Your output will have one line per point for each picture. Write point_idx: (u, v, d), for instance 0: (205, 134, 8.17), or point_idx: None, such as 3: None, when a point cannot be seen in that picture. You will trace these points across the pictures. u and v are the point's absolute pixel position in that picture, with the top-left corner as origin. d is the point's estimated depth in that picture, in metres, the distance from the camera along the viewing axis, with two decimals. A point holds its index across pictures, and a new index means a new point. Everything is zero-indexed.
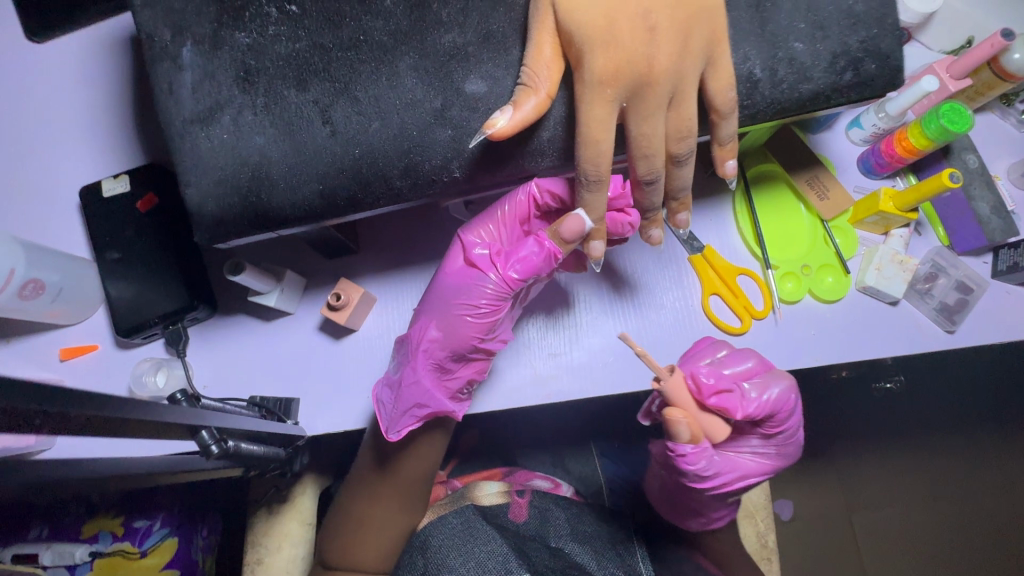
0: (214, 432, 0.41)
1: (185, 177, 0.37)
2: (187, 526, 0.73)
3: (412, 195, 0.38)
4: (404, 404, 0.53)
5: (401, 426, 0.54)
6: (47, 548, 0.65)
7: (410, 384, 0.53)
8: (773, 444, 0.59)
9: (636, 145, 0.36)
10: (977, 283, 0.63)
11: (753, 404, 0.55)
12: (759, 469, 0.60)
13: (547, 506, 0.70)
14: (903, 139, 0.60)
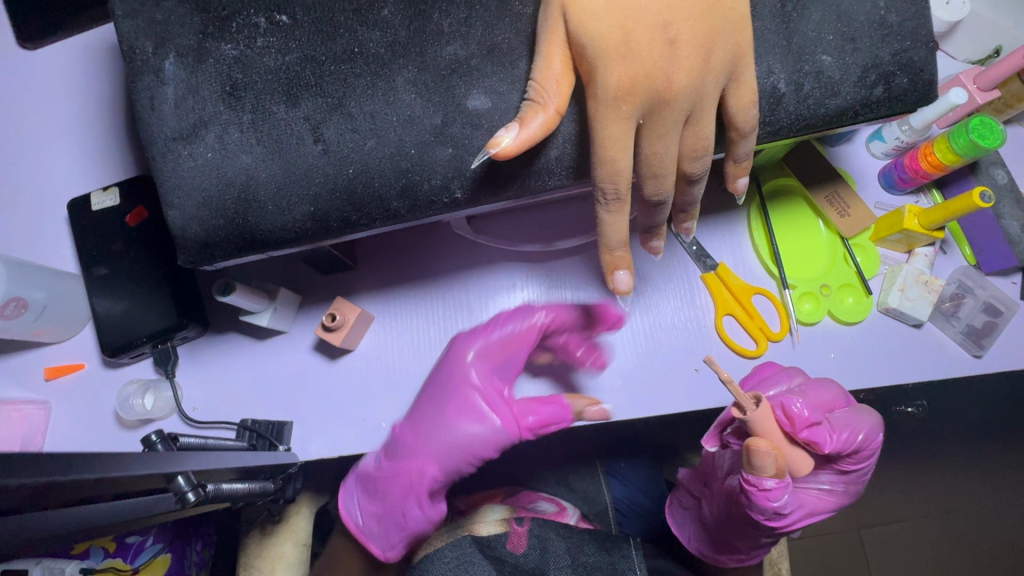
0: (190, 478, 0.36)
1: (165, 199, 0.34)
2: (180, 541, 0.70)
3: (411, 216, 0.36)
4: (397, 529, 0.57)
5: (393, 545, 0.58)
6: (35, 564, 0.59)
7: (407, 517, 0.56)
8: (841, 484, 0.57)
9: (646, 164, 0.34)
10: (1006, 305, 0.60)
11: (840, 441, 0.52)
12: (825, 508, 0.57)
13: (547, 535, 0.59)
14: (929, 153, 0.57)
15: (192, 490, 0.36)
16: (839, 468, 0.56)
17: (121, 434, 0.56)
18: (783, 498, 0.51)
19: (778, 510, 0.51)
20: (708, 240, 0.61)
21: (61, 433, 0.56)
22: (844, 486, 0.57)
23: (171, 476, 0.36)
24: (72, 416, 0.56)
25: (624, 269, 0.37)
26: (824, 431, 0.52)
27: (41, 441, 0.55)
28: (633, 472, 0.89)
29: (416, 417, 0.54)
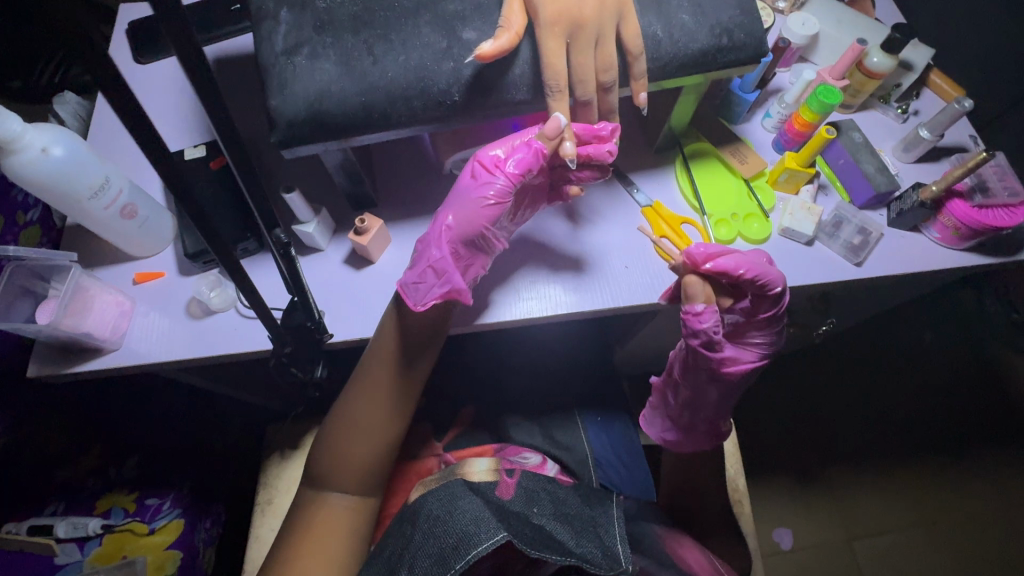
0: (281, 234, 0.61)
1: (271, 91, 0.54)
2: (192, 513, 0.99)
3: (425, 111, 0.55)
4: (426, 274, 0.64)
5: (426, 295, 0.63)
6: (63, 522, 0.89)
7: (434, 257, 0.64)
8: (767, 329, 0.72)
9: (576, 72, 0.56)
10: (875, 228, 0.78)
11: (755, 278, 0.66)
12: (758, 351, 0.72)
13: (534, 488, 0.79)
14: (799, 117, 0.78)
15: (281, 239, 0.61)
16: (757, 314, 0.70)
17: (189, 322, 0.71)
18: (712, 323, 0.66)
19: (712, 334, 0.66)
20: (644, 185, 0.81)
21: (142, 320, 0.71)
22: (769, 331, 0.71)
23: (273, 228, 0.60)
24: (152, 310, 0.71)
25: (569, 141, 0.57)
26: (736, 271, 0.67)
27: (127, 323, 0.69)
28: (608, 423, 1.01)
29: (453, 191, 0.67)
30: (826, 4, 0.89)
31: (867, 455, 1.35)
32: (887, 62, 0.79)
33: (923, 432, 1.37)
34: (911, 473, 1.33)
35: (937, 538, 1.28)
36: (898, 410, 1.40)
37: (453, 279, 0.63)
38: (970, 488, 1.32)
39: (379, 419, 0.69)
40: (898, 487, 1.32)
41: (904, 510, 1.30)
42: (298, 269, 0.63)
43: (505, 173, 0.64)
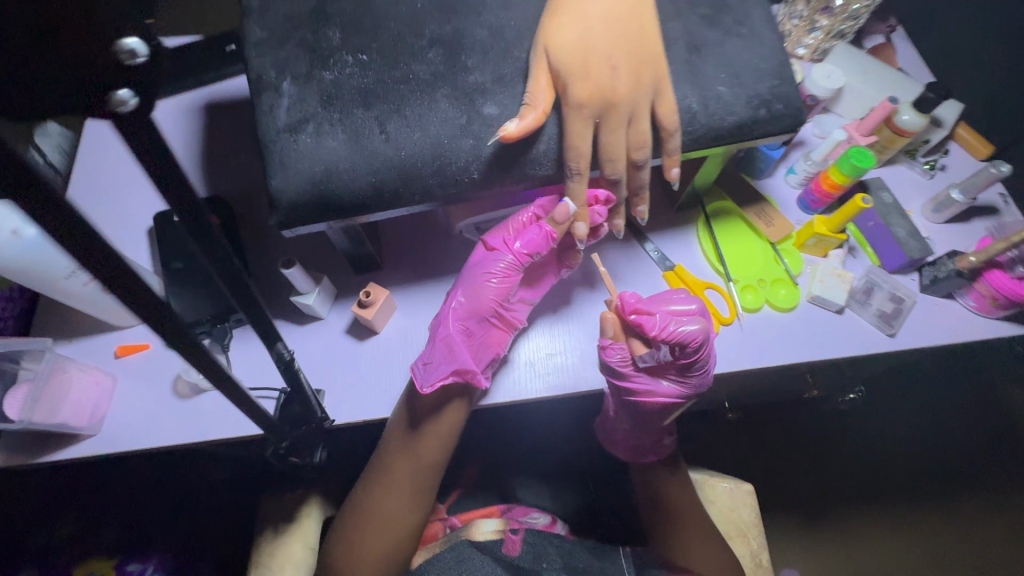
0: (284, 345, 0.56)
1: (272, 171, 0.49)
2: None
3: (441, 190, 0.50)
4: (436, 356, 0.59)
5: (433, 376, 0.58)
6: None
7: (442, 336, 0.60)
8: (686, 377, 0.65)
9: (604, 150, 0.51)
10: (908, 295, 0.74)
11: (667, 328, 0.59)
12: (668, 392, 0.66)
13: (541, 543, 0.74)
14: (828, 178, 0.74)
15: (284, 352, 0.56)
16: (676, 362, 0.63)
17: (176, 400, 0.65)
18: (613, 354, 0.62)
19: (610, 366, 0.63)
20: (665, 246, 0.77)
21: (123, 400, 0.65)
22: (685, 377, 0.65)
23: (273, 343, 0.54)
24: (136, 387, 0.65)
25: (582, 221, 0.55)
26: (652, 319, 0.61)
27: (107, 406, 0.64)
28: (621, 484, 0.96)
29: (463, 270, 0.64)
30: (850, 55, 0.85)
31: (881, 503, 1.31)
32: (918, 120, 0.75)
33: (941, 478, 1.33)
34: (927, 522, 1.29)
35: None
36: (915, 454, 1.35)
37: (465, 359, 0.59)
38: (987, 537, 1.28)
39: (398, 512, 0.66)
40: (912, 536, 1.28)
41: (916, 559, 1.27)
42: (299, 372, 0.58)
43: (514, 251, 0.61)
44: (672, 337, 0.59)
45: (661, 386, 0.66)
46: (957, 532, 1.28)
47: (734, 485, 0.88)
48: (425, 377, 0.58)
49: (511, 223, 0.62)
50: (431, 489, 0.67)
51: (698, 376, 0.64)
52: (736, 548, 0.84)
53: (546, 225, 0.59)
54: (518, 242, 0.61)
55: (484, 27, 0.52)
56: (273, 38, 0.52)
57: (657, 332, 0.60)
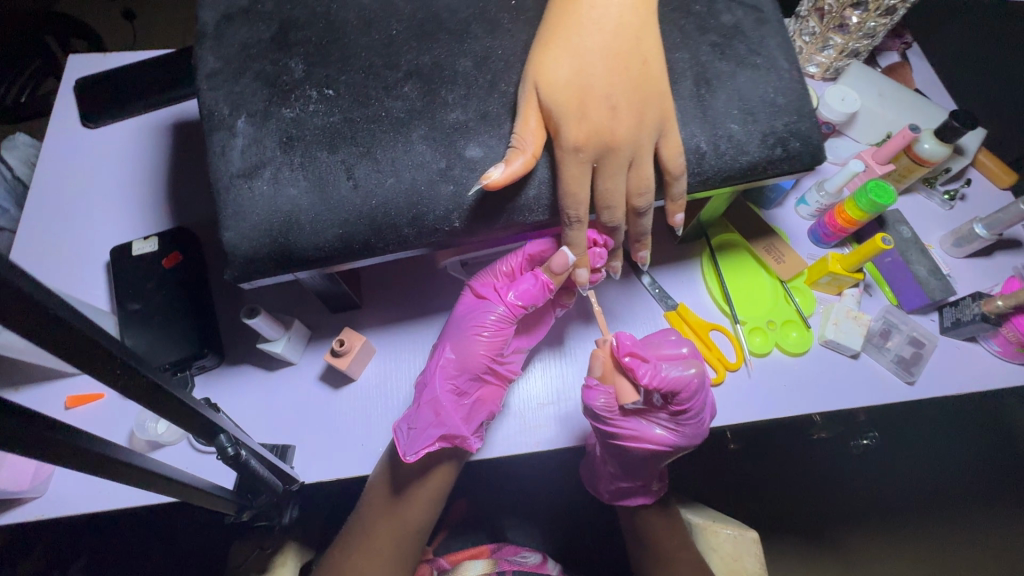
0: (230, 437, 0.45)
1: (224, 221, 0.43)
2: None
3: (418, 240, 0.45)
4: (422, 422, 0.52)
5: (419, 444, 0.52)
6: None
7: (428, 399, 0.53)
8: (680, 425, 0.55)
9: (602, 196, 0.46)
10: (928, 339, 0.69)
11: (658, 375, 0.52)
12: (660, 441, 0.55)
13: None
14: (842, 212, 0.69)
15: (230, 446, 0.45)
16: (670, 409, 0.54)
17: None
18: (597, 397, 0.54)
19: (592, 410, 0.53)
20: (667, 283, 0.71)
21: None
22: (678, 425, 0.55)
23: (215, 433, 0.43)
24: None
25: (583, 267, 0.50)
26: (643, 364, 0.53)
27: (54, 463, 0.58)
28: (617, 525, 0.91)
29: (450, 319, 0.57)
30: (866, 76, 0.80)
31: None
32: (940, 150, 0.69)
33: None
34: None
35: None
36: None
37: (455, 423, 0.53)
38: None
39: None
40: None
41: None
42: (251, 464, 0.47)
43: (506, 301, 0.54)
44: (663, 386, 0.51)
45: (651, 432, 0.55)
46: None
47: (737, 532, 0.82)
48: (409, 445, 0.51)
49: (501, 269, 0.56)
50: (414, 555, 0.62)
51: (693, 426, 0.54)
52: None
53: (542, 273, 0.53)
54: (510, 291, 0.53)
55: (468, 57, 0.47)
56: (230, 68, 0.46)
57: (646, 379, 0.52)
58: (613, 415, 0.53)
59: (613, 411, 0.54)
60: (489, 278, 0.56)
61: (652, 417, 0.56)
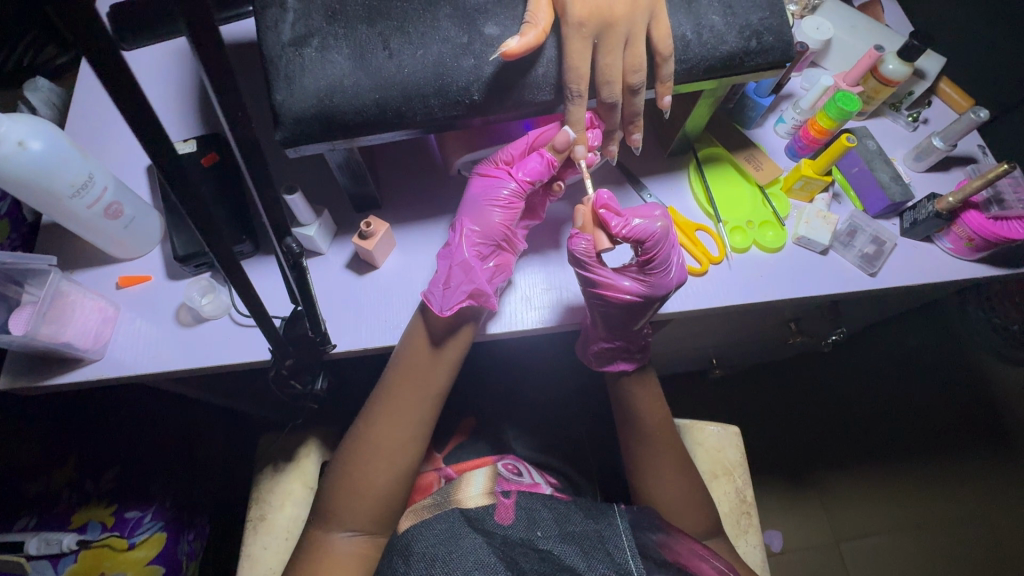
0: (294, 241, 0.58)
1: (277, 84, 0.51)
2: (175, 525, 0.97)
3: (443, 111, 0.52)
4: (454, 282, 0.61)
5: (453, 300, 0.61)
6: (34, 538, 0.86)
7: (458, 263, 0.62)
8: (647, 277, 0.62)
9: (602, 72, 0.54)
10: (889, 237, 0.77)
11: (627, 225, 0.61)
12: (630, 290, 0.63)
13: (534, 506, 0.73)
14: (815, 124, 0.77)
15: (294, 246, 0.58)
16: (639, 260, 0.62)
17: (179, 330, 0.66)
18: (578, 242, 0.63)
19: (573, 253, 0.63)
20: (658, 190, 0.79)
21: (126, 330, 0.66)
22: (646, 276, 0.62)
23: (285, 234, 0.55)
24: (138, 317, 0.67)
25: (581, 144, 0.58)
26: (616, 217, 0.62)
27: (111, 330, 0.65)
28: (611, 430, 0.99)
29: (466, 199, 0.65)
30: (839, 9, 0.88)
31: (858, 459, 1.36)
32: (903, 70, 0.78)
33: (916, 436, 1.38)
34: (903, 477, 1.34)
35: (921, 538, 1.29)
36: (890, 414, 1.40)
37: (482, 283, 0.62)
38: (960, 489, 1.33)
39: (397, 446, 0.67)
40: (889, 491, 1.33)
41: (888, 512, 1.31)
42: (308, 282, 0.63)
43: (517, 179, 0.63)
44: (630, 233, 0.60)
45: (623, 281, 0.63)
46: (932, 487, 1.33)
47: (721, 428, 0.91)
48: (443, 302, 0.60)
49: (508, 153, 0.65)
50: (430, 424, 0.69)
51: (657, 277, 0.62)
52: (722, 486, 0.88)
53: (546, 153, 0.62)
54: (519, 171, 0.63)
55: None
56: None
57: (617, 229, 0.61)
58: (590, 259, 0.63)
59: (591, 256, 0.63)
60: (499, 164, 0.66)
61: (625, 271, 0.64)
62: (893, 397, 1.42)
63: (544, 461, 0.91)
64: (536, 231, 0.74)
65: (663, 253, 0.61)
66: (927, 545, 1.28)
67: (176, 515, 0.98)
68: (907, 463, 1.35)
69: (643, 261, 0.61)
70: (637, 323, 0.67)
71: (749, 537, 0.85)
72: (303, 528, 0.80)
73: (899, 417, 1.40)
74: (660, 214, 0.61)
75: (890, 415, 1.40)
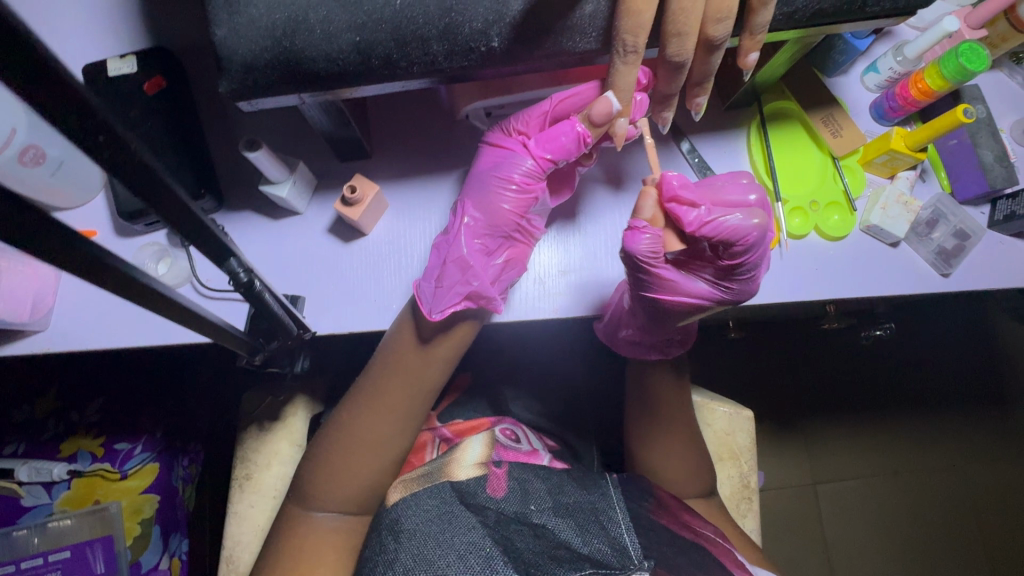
0: (241, 262, 0.43)
1: (215, 15, 0.39)
2: (168, 454, 0.91)
3: (447, 62, 0.40)
4: (449, 280, 0.54)
5: (445, 302, 0.54)
6: (25, 465, 0.81)
7: (456, 257, 0.55)
8: (726, 280, 0.53)
9: (673, 18, 0.40)
10: (974, 231, 0.65)
11: (712, 221, 0.48)
12: (701, 294, 0.54)
13: (526, 477, 0.64)
14: (919, 81, 0.60)
15: (243, 272, 0.43)
16: (721, 262, 0.52)
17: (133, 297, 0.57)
18: (640, 239, 0.52)
19: (633, 250, 0.52)
20: (708, 153, 0.65)
21: (71, 296, 0.56)
22: (726, 279, 0.53)
23: (225, 258, 0.42)
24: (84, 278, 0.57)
25: (623, 117, 0.47)
26: (692, 209, 0.49)
27: (53, 299, 0.56)
28: (615, 399, 0.94)
29: (475, 173, 0.56)
30: None
31: (873, 416, 1.24)
32: None
33: (942, 391, 1.25)
34: (913, 439, 1.23)
35: (897, 486, 1.22)
36: (926, 371, 1.25)
37: (482, 284, 0.55)
38: (970, 456, 1.23)
39: (387, 435, 0.61)
40: (895, 455, 1.23)
41: (866, 458, 1.22)
42: (263, 296, 0.46)
43: (538, 156, 0.54)
44: (716, 231, 0.48)
45: (693, 285, 0.54)
46: (942, 450, 1.23)
47: (733, 410, 0.85)
48: (434, 303, 0.54)
49: (529, 121, 0.54)
50: (421, 417, 0.62)
51: (742, 282, 0.52)
52: (725, 469, 0.84)
53: (580, 125, 0.52)
54: (538, 148, 0.54)
55: None
56: None
57: (696, 223, 0.48)
58: (652, 259, 0.52)
59: (653, 255, 0.52)
60: (516, 133, 0.56)
61: (698, 269, 0.54)
62: (940, 354, 1.25)
63: (542, 427, 0.87)
64: (563, 203, 0.61)
65: (756, 256, 0.49)
66: (921, 506, 1.21)
67: (167, 443, 0.91)
68: (925, 424, 1.24)
69: (730, 264, 0.50)
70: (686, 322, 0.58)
71: (746, 521, 0.83)
72: (289, 486, 0.77)
73: (936, 374, 1.25)
74: (755, 211, 0.48)
75: (923, 374, 1.25)
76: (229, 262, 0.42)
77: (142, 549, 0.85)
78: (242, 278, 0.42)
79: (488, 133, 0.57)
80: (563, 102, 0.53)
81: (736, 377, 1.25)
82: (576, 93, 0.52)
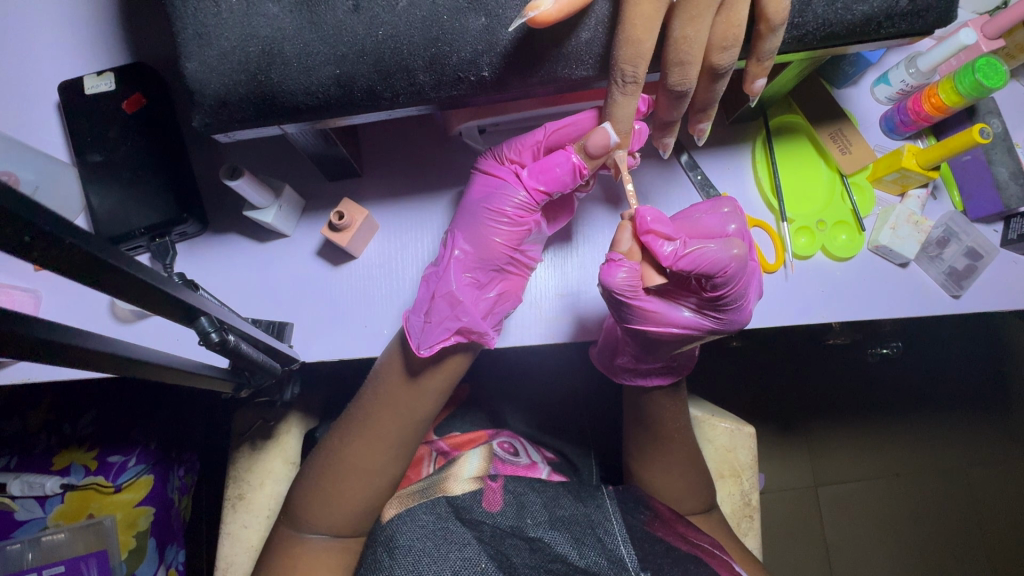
0: (213, 321, 0.38)
1: (187, 48, 0.39)
2: (162, 466, 0.88)
3: (435, 92, 0.40)
4: (437, 314, 0.53)
5: (433, 338, 0.53)
6: (16, 479, 0.79)
7: (445, 291, 0.53)
8: (712, 310, 0.52)
9: (676, 46, 0.38)
10: (987, 250, 0.62)
11: (693, 254, 0.48)
12: (687, 324, 0.53)
13: (523, 490, 0.62)
14: (933, 96, 0.58)
15: (215, 332, 0.38)
16: (705, 293, 0.51)
17: (116, 324, 0.55)
18: (617, 273, 0.50)
19: (611, 285, 0.50)
20: (712, 170, 0.62)
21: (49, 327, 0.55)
22: (712, 309, 0.52)
23: (195, 316, 0.37)
24: (64, 303, 0.55)
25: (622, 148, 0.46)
26: (671, 243, 0.49)
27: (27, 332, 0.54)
28: (615, 413, 0.92)
29: (468, 198, 0.54)
30: None
31: (876, 421, 1.22)
32: None
33: (947, 396, 1.23)
34: (916, 443, 1.22)
35: (898, 490, 1.21)
36: (931, 376, 1.22)
37: (472, 318, 0.53)
38: (973, 461, 1.21)
39: (380, 462, 0.60)
40: (898, 458, 1.21)
41: (868, 461, 1.21)
42: (240, 349, 0.41)
43: (530, 188, 0.52)
44: (699, 264, 0.48)
45: (678, 315, 0.53)
46: (945, 455, 1.21)
47: (735, 425, 0.83)
48: (422, 339, 0.53)
49: (522, 151, 0.53)
50: (415, 444, 0.61)
51: (729, 311, 0.52)
52: (726, 486, 0.83)
53: (574, 156, 0.50)
54: (529, 179, 0.52)
55: None
56: None
57: (676, 257, 0.48)
58: (632, 293, 0.50)
59: (634, 289, 0.50)
60: (509, 162, 0.54)
61: (682, 299, 0.53)
62: (946, 360, 1.23)
63: (541, 443, 0.85)
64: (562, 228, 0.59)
65: (739, 286, 0.50)
66: (922, 511, 1.20)
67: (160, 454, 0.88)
68: (928, 428, 1.22)
69: (715, 295, 0.50)
70: (675, 351, 0.58)
71: (747, 540, 0.82)
72: (283, 506, 0.76)
73: (941, 379, 1.22)
74: (736, 243, 0.48)
75: (929, 380, 1.22)
76: (201, 318, 0.37)
77: (138, 563, 0.83)
78: (211, 337, 0.37)
79: (482, 157, 0.55)
80: (556, 132, 0.51)
81: (739, 382, 1.22)
82: (569, 123, 0.50)
